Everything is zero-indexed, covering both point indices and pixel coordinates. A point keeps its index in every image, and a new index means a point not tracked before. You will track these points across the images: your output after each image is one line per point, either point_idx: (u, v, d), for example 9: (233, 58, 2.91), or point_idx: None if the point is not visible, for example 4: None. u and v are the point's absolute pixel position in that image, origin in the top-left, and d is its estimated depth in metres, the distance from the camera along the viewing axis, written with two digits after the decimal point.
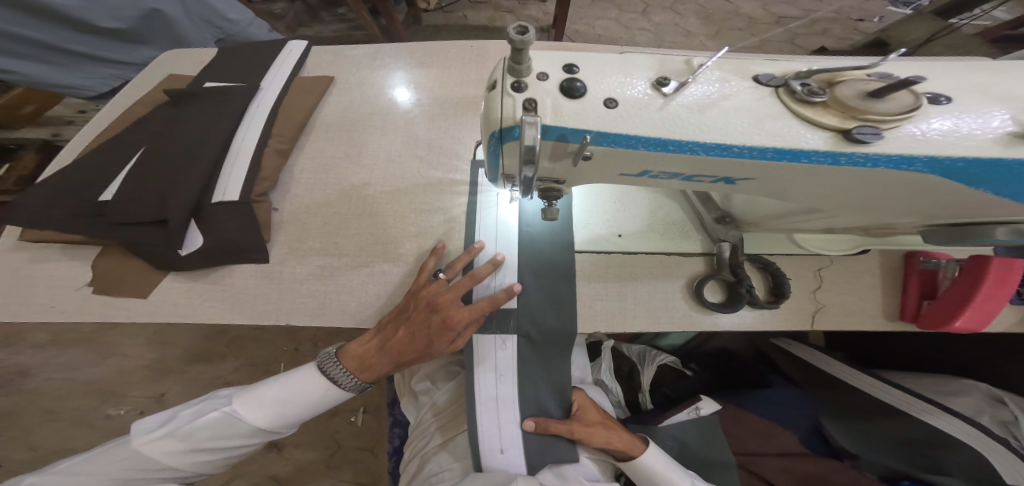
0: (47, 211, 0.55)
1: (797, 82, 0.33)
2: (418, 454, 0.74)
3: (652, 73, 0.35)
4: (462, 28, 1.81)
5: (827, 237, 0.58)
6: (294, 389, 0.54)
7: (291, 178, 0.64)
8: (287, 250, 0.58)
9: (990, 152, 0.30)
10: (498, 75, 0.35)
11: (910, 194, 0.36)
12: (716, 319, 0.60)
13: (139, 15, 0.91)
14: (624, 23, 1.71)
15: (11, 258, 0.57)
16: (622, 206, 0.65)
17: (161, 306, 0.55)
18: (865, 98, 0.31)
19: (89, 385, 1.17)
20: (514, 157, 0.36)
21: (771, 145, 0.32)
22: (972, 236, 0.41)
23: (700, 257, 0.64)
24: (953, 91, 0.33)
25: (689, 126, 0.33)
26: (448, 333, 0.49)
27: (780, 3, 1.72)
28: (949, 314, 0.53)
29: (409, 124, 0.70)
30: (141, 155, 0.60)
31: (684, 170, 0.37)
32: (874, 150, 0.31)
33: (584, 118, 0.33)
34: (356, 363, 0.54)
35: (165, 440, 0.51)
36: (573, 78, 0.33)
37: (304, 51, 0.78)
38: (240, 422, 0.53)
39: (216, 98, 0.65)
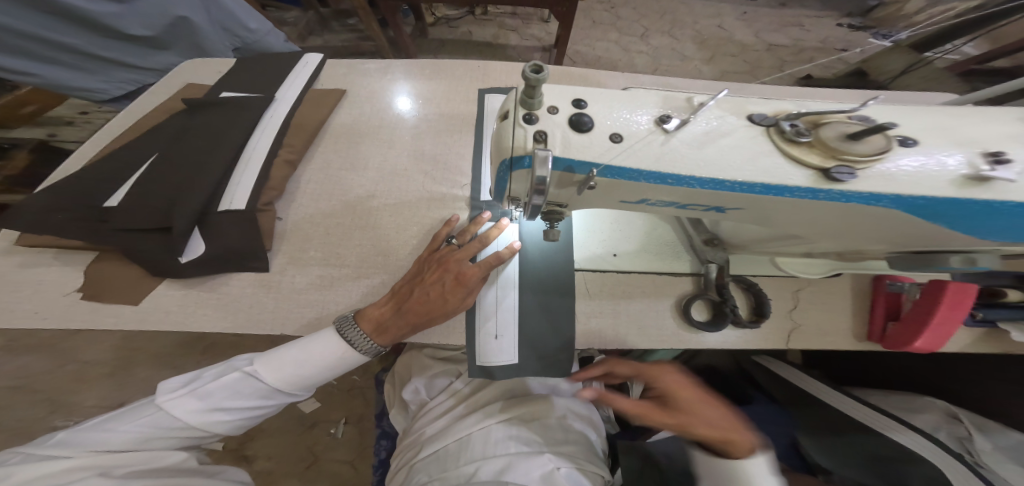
0: (49, 215, 0.55)
1: (787, 123, 0.36)
2: (405, 465, 0.74)
3: (656, 110, 0.37)
4: (466, 44, 1.86)
5: (806, 260, 0.61)
6: (311, 349, 0.52)
7: (297, 188, 0.64)
8: (288, 259, 0.59)
9: (946, 193, 0.33)
10: (511, 106, 0.37)
11: (879, 228, 0.38)
12: (701, 338, 0.62)
13: (166, 22, 0.92)
14: (622, 46, 1.77)
15: (2, 261, 0.57)
16: (618, 227, 0.68)
17: (150, 314, 0.54)
18: (845, 139, 0.34)
19: (58, 392, 1.14)
20: (524, 184, 0.38)
21: (760, 181, 0.34)
22: (935, 264, 0.44)
23: (688, 277, 0.66)
24: (920, 135, 0.35)
25: (689, 161, 0.35)
26: (462, 288, 0.52)
27: (771, 32, 1.80)
28: (909, 335, 0.56)
29: (416, 137, 0.71)
30: (152, 162, 0.61)
31: (678, 200, 0.39)
32: (850, 188, 0.34)
33: (591, 152, 0.35)
34: (373, 325, 0.52)
35: (184, 399, 0.50)
36: (582, 112, 0.36)
37: (321, 63, 0.80)
38: (260, 383, 0.53)
39: (232, 108, 0.66)
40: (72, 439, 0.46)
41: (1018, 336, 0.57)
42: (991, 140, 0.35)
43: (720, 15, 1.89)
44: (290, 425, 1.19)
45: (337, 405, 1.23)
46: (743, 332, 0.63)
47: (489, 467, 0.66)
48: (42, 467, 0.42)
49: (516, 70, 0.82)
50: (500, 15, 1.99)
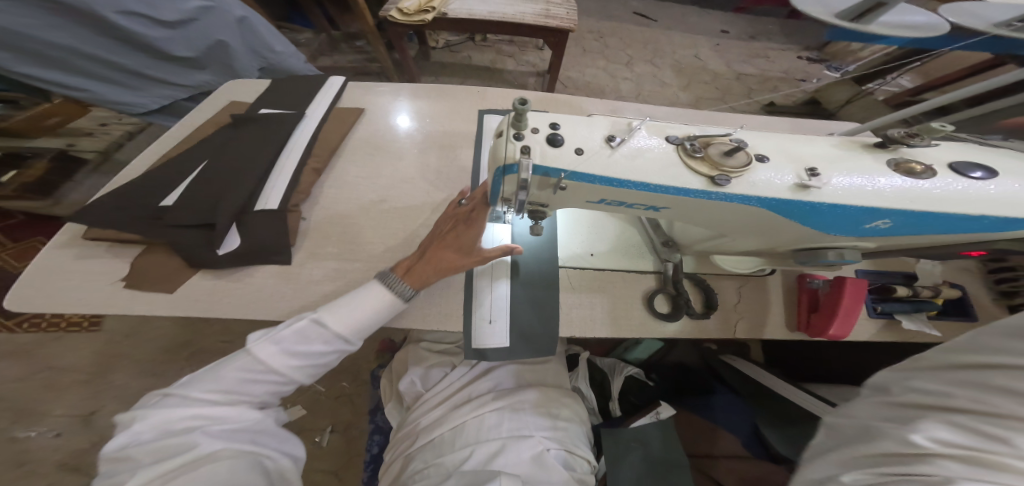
0: (112, 214, 0.65)
1: (690, 143, 0.48)
2: (402, 456, 0.83)
3: (608, 131, 0.49)
4: (466, 67, 2.02)
5: (739, 258, 0.73)
6: (365, 297, 0.59)
7: (319, 193, 0.75)
8: (308, 254, 0.69)
9: (786, 196, 0.46)
10: (503, 126, 0.48)
11: (765, 224, 0.50)
12: (664, 328, 0.72)
13: (205, 45, 1.06)
14: (608, 72, 1.93)
15: (59, 254, 0.66)
16: (595, 232, 0.80)
17: (181, 301, 0.62)
18: (723, 156, 0.46)
19: (76, 391, 1.23)
20: (512, 185, 0.49)
21: (671, 186, 0.46)
22: (819, 256, 0.55)
23: (652, 275, 0.77)
24: (772, 154, 0.48)
25: (628, 169, 0.46)
26: (474, 228, 0.62)
27: (741, 62, 1.98)
28: (826, 323, 0.67)
29: (421, 151, 0.83)
30: (203, 169, 0.72)
31: (624, 201, 0.50)
32: (728, 191, 0.46)
33: (561, 162, 0.46)
34: (405, 270, 0.62)
35: (263, 344, 0.56)
36: (556, 132, 0.47)
37: (342, 86, 0.92)
38: (324, 329, 0.57)
39: (271, 124, 0.78)
40: (192, 383, 0.54)
41: (909, 326, 0.72)
42: (847, 159, 0.48)
43: (696, 45, 2.07)
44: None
45: (324, 413, 1.31)
46: (698, 323, 0.72)
47: (480, 452, 0.76)
48: (164, 415, 0.50)
49: (510, 94, 0.95)
50: (498, 41, 2.17)
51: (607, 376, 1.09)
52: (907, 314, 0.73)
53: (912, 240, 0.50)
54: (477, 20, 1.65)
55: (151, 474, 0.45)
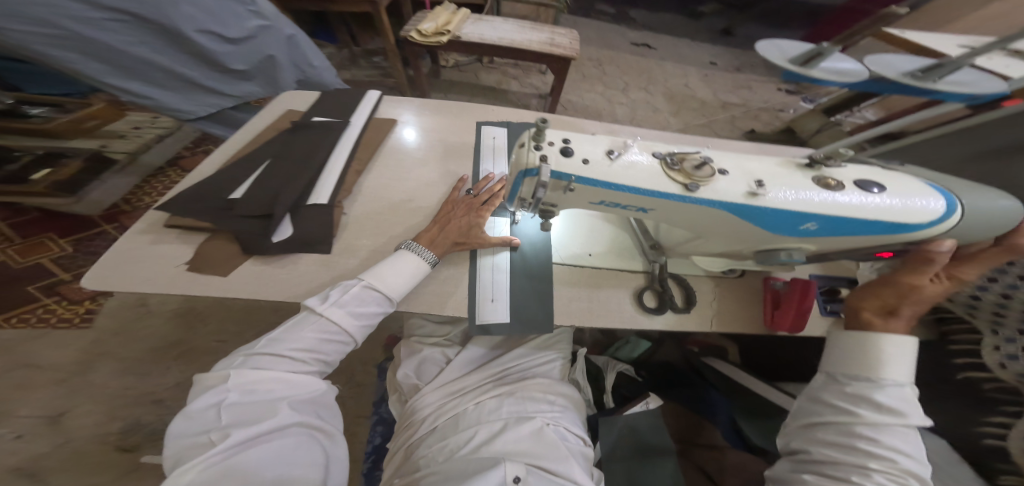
0: (191, 205, 0.78)
1: (670, 157, 0.60)
2: (404, 446, 0.91)
3: (609, 146, 0.61)
4: (473, 86, 2.18)
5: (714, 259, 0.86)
6: (406, 266, 0.73)
7: (359, 191, 0.86)
8: (345, 245, 0.79)
9: (738, 201, 0.58)
10: (525, 140, 0.60)
11: (724, 225, 0.63)
12: (650, 320, 0.81)
13: (257, 59, 1.34)
14: (607, 98, 2.10)
15: (136, 240, 0.75)
16: (592, 235, 0.92)
17: (233, 285, 0.71)
18: (696, 168, 0.58)
19: (100, 374, 1.33)
20: (530, 186, 0.61)
21: (656, 190, 0.58)
22: (775, 256, 0.65)
23: (641, 274, 0.88)
24: (732, 169, 0.60)
25: (623, 177, 0.58)
26: (483, 212, 0.82)
27: (726, 92, 2.17)
28: (787, 316, 0.79)
29: (445, 159, 0.96)
30: (265, 167, 0.86)
31: (618, 203, 0.62)
32: (698, 196, 0.58)
33: (571, 169, 0.58)
34: (428, 241, 0.77)
35: (328, 307, 0.68)
36: (567, 146, 0.59)
37: (378, 100, 1.06)
38: (375, 293, 0.71)
39: (323, 131, 0.93)
40: (270, 349, 0.66)
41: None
42: (792, 176, 0.60)
43: (687, 76, 2.28)
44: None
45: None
46: (682, 318, 0.83)
47: (480, 432, 0.85)
48: (255, 376, 0.61)
49: (519, 115, 1.12)
50: (504, 64, 2.35)
51: (601, 371, 1.20)
52: None
53: (844, 242, 0.62)
54: (487, 44, 1.81)
55: (255, 429, 0.56)
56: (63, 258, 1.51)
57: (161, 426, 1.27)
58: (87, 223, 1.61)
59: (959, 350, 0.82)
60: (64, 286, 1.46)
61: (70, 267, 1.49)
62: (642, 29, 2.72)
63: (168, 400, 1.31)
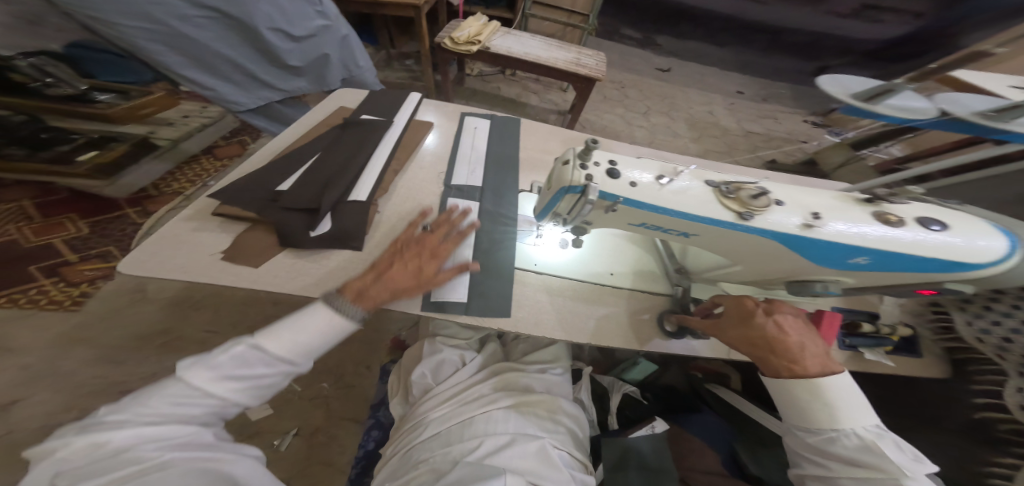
0: (242, 194, 0.79)
1: (723, 185, 0.60)
2: (405, 447, 0.89)
3: (658, 171, 0.60)
4: (495, 96, 2.22)
5: (739, 285, 0.84)
6: (304, 320, 0.65)
7: (396, 189, 0.92)
8: (376, 244, 0.80)
9: (794, 232, 0.58)
10: (569, 157, 0.61)
11: (768, 254, 0.62)
12: (668, 342, 0.80)
13: (313, 58, 1.37)
14: (626, 120, 2.23)
15: (180, 225, 0.76)
16: (614, 255, 0.90)
17: (264, 277, 0.71)
18: (751, 197, 0.58)
19: (109, 351, 1.33)
20: (567, 202, 0.61)
21: (707, 217, 0.58)
22: (809, 287, 0.64)
23: (663, 297, 0.86)
24: (786, 197, 0.60)
25: (674, 202, 0.58)
26: (437, 257, 0.73)
27: (746, 121, 2.28)
28: None
29: (478, 166, 1.01)
30: (315, 160, 0.89)
31: (662, 226, 0.61)
32: (751, 225, 0.58)
33: (619, 190, 0.58)
34: (356, 293, 0.67)
35: (200, 369, 0.59)
36: (614, 167, 0.59)
37: (419, 101, 1.14)
38: (262, 352, 0.62)
39: (368, 129, 0.98)
40: (130, 412, 0.55)
41: (870, 356, 0.83)
42: (841, 208, 0.60)
43: (711, 103, 2.49)
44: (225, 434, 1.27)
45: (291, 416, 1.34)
46: (699, 342, 0.82)
47: (490, 442, 0.83)
48: (105, 437, 0.51)
49: (554, 130, 1.18)
50: (525, 78, 2.40)
51: (607, 392, 1.20)
52: (869, 347, 0.84)
53: (886, 278, 0.61)
54: (514, 57, 1.83)
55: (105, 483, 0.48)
56: (76, 239, 1.52)
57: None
58: (109, 207, 1.64)
59: (980, 391, 0.80)
60: (66, 268, 1.45)
61: (80, 249, 1.50)
62: (666, 56, 2.93)
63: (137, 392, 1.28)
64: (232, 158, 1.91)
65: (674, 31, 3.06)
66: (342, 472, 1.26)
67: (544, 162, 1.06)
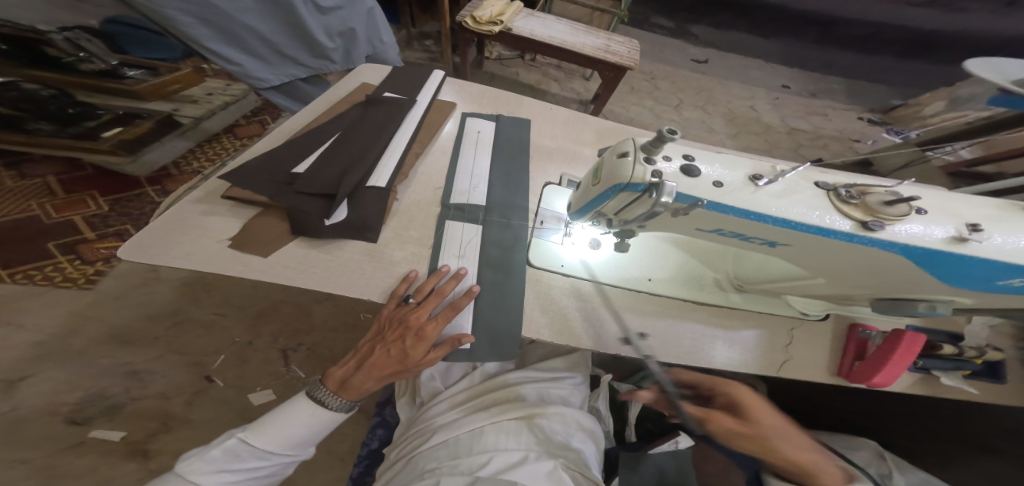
0: (257, 174, 0.72)
1: (843, 190, 0.53)
2: (408, 454, 0.79)
3: (750, 171, 0.54)
4: (513, 81, 2.12)
5: (808, 299, 0.74)
6: (290, 415, 0.68)
7: (416, 174, 0.84)
8: (394, 234, 0.73)
9: (936, 245, 0.49)
10: (629, 149, 0.54)
11: (876, 268, 0.54)
12: (710, 356, 0.71)
13: (340, 32, 1.31)
14: (655, 112, 2.15)
15: (189, 207, 0.70)
16: (655, 257, 0.78)
17: (274, 268, 0.64)
18: (881, 204, 0.50)
19: (117, 331, 1.29)
20: (621, 201, 0.55)
21: (816, 225, 0.51)
22: (906, 306, 0.59)
23: (709, 308, 0.76)
24: (926, 205, 0.52)
25: (769, 207, 0.51)
26: (422, 341, 0.63)
27: (793, 118, 2.32)
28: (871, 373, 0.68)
29: (505, 151, 0.92)
30: (334, 140, 0.82)
31: (746, 232, 0.55)
32: (878, 236, 0.50)
33: (699, 190, 0.51)
34: (337, 383, 0.69)
35: (197, 463, 0.62)
36: (691, 164, 0.53)
37: (443, 80, 1.05)
38: (252, 447, 0.66)
39: (391, 108, 0.91)
40: None
41: (945, 381, 0.74)
42: (988, 218, 0.51)
43: (753, 97, 2.43)
44: (224, 419, 1.22)
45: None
46: (745, 358, 0.72)
47: (500, 459, 0.71)
48: None
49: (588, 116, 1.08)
50: (546, 64, 2.29)
51: (625, 402, 1.10)
52: (947, 371, 0.75)
53: (1013, 302, 0.54)
54: (535, 41, 1.72)
55: None
56: (96, 216, 1.49)
57: (120, 402, 1.19)
58: (129, 185, 1.60)
59: None
60: (83, 245, 1.42)
61: (97, 227, 1.46)
62: (700, 47, 2.79)
63: (143, 372, 1.24)
64: (251, 137, 1.87)
65: (710, 21, 2.90)
66: (340, 464, 1.21)
67: (578, 149, 0.96)
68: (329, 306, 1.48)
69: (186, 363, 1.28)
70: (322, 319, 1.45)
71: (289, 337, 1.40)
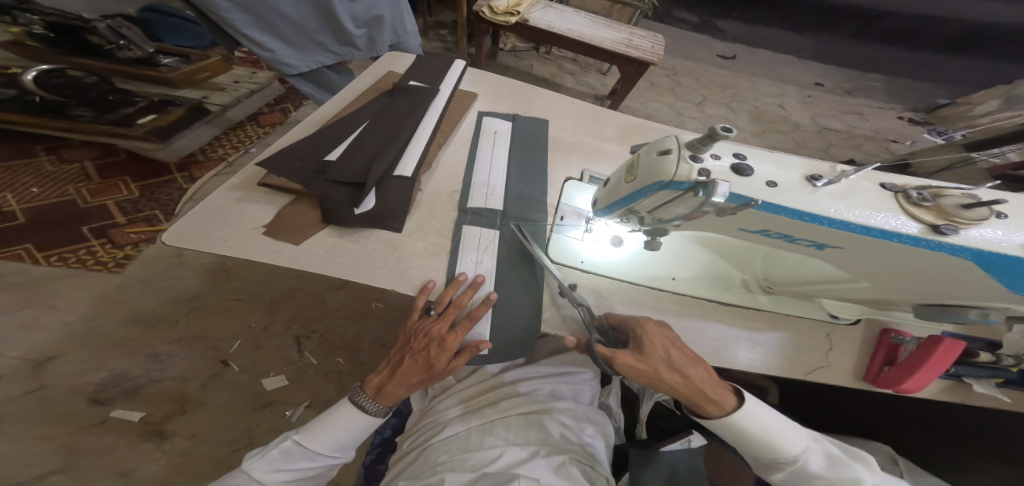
0: (286, 162, 0.73)
1: (913, 192, 0.51)
2: (422, 444, 0.78)
3: (807, 172, 0.53)
4: (528, 74, 2.10)
5: (843, 302, 0.71)
6: (337, 418, 0.70)
7: (439, 166, 0.84)
8: (417, 225, 0.73)
9: (1013, 252, 0.46)
10: (673, 147, 0.52)
11: (938, 273, 0.52)
12: (732, 357, 0.69)
13: (367, 19, 1.31)
14: (676, 109, 2.10)
15: (223, 194, 0.71)
16: (680, 256, 0.76)
17: (302, 255, 0.65)
18: (958, 208, 0.48)
19: (146, 314, 1.34)
20: (660, 199, 0.53)
21: (878, 227, 0.49)
22: (955, 313, 0.56)
23: (736, 309, 0.74)
24: (1009, 210, 0.49)
25: (825, 208, 0.50)
26: (443, 352, 0.63)
27: (824, 117, 2.26)
28: (900, 377, 0.65)
29: (526, 143, 0.91)
30: (361, 130, 0.82)
31: (795, 233, 0.54)
32: (949, 240, 0.47)
33: (751, 190, 0.50)
34: (376, 388, 0.71)
35: (258, 463, 0.65)
36: (742, 163, 0.52)
37: (465, 70, 1.05)
38: (306, 448, 0.68)
39: (416, 97, 0.90)
40: None
41: (979, 389, 0.70)
42: None
43: (783, 95, 2.35)
44: (239, 402, 1.26)
45: (304, 387, 1.31)
46: (769, 360, 0.70)
47: (510, 454, 0.69)
48: None
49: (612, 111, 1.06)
50: (561, 58, 2.26)
51: (637, 399, 1.05)
52: (981, 378, 0.71)
53: None
54: (553, 33, 1.70)
55: None
56: (128, 202, 1.54)
57: (141, 383, 1.23)
58: (159, 171, 1.64)
59: None
60: (115, 229, 1.47)
61: (128, 212, 1.51)
62: (728, 42, 2.71)
63: (163, 355, 1.29)
64: (275, 127, 1.91)
65: (740, 15, 2.82)
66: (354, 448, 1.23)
67: (601, 145, 0.94)
68: (342, 294, 1.50)
69: (207, 347, 1.32)
70: (337, 307, 1.47)
71: (306, 324, 1.42)
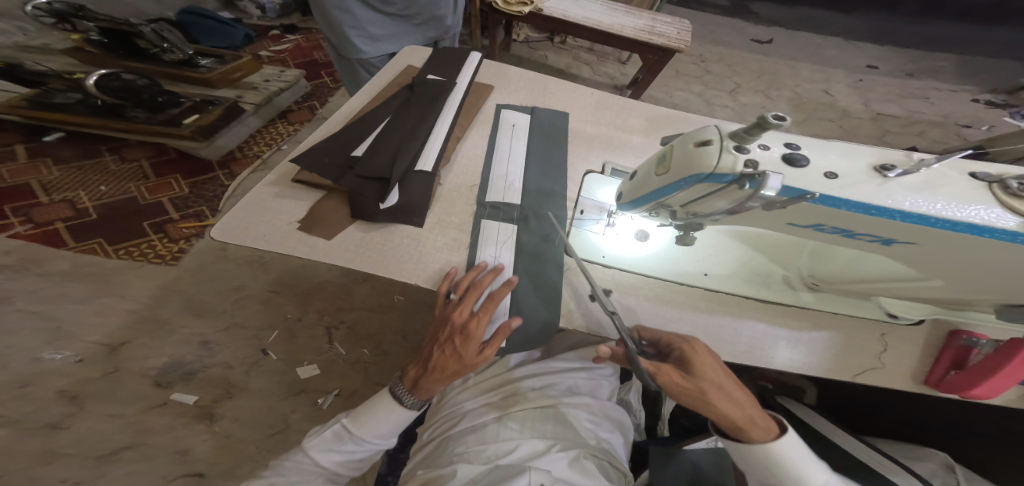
0: (316, 159, 0.74)
1: (1014, 181, 0.45)
2: (439, 435, 0.77)
3: (875, 161, 0.48)
4: (541, 64, 2.06)
5: (906, 302, 0.64)
6: (378, 404, 0.71)
7: (458, 159, 0.83)
8: (438, 219, 0.73)
9: None
10: (714, 137, 0.49)
11: None
12: (770, 358, 0.64)
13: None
14: (705, 98, 2.00)
15: (259, 191, 0.73)
16: (714, 251, 0.72)
17: (330, 249, 0.66)
18: None
19: (191, 304, 1.42)
20: (697, 192, 0.50)
21: (965, 221, 0.43)
22: None
23: (777, 307, 0.69)
24: None
25: (895, 200, 0.45)
26: (467, 336, 0.61)
27: (877, 103, 2.08)
28: (970, 382, 0.58)
29: (545, 135, 0.89)
30: (384, 125, 0.82)
31: (856, 228, 0.49)
32: None
33: (809, 182, 0.46)
34: (413, 384, 0.70)
35: (313, 443, 0.69)
36: (794, 153, 0.48)
37: (480, 61, 1.03)
38: (351, 431, 0.69)
39: (434, 90, 0.90)
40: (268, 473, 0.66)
41: None
42: None
43: (828, 80, 2.19)
44: (276, 389, 1.31)
45: (334, 376, 1.35)
46: (813, 363, 0.65)
47: (525, 447, 0.68)
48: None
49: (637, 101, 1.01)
50: (577, 47, 2.22)
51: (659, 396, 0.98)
52: None
53: None
54: (569, 22, 1.65)
55: None
56: (179, 198, 1.64)
57: (187, 369, 1.31)
58: (204, 169, 1.74)
59: None
60: (169, 225, 1.57)
61: (181, 208, 1.61)
62: (764, 25, 2.54)
63: (208, 343, 1.36)
64: (303, 123, 1.97)
65: None
66: None
67: (626, 137, 0.91)
68: (367, 287, 1.55)
69: (245, 336, 1.39)
70: (362, 300, 1.52)
71: (334, 315, 1.47)
